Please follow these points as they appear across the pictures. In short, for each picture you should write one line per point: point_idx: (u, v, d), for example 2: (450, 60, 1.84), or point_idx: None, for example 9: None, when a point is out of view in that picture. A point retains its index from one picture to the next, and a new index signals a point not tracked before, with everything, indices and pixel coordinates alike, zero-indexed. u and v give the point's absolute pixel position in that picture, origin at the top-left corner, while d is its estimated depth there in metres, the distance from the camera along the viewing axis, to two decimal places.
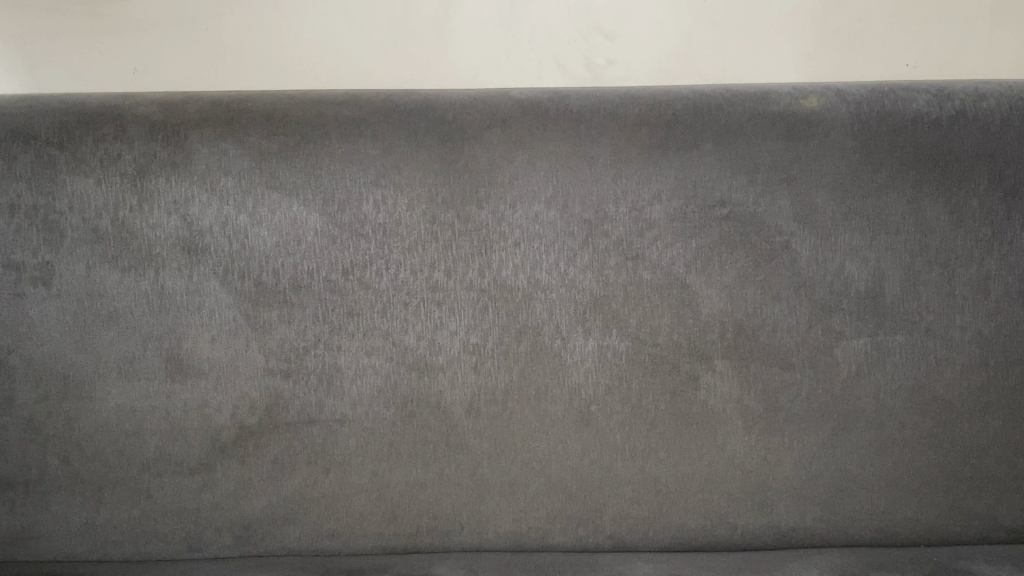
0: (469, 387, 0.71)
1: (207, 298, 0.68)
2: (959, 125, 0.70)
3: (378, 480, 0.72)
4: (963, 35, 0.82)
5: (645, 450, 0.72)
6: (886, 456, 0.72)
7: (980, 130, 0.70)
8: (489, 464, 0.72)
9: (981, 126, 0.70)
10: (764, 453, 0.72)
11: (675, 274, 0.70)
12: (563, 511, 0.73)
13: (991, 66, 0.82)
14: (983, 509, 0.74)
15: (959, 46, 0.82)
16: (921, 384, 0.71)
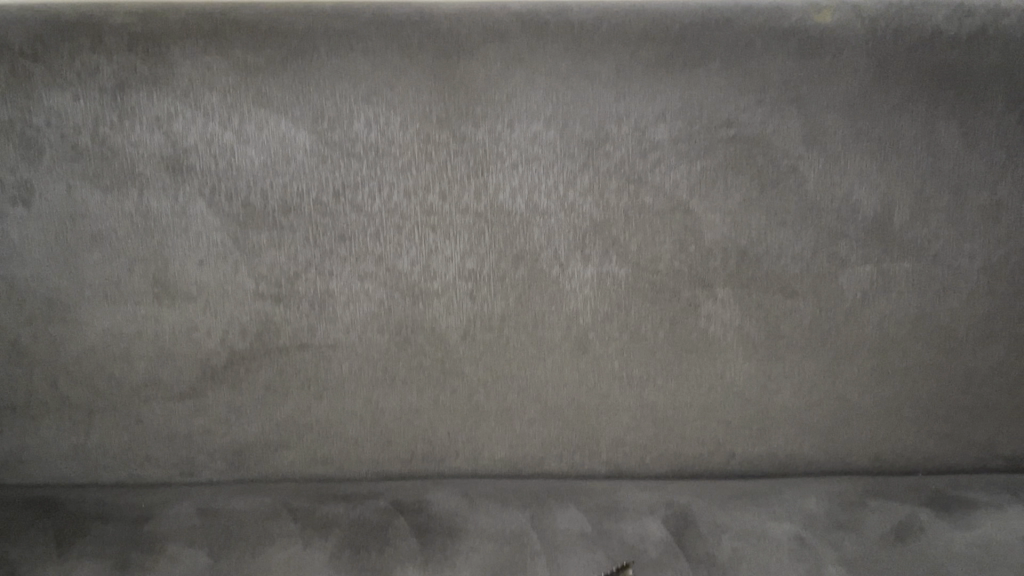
0: (465, 313, 0.69)
1: (194, 220, 0.66)
2: (979, 43, 0.67)
3: (373, 406, 0.71)
4: None
5: (643, 378, 0.71)
6: (886, 384, 0.71)
7: (999, 48, 0.67)
8: (485, 390, 0.71)
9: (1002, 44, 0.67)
10: (763, 381, 0.71)
11: (678, 198, 0.67)
12: (559, 438, 0.73)
13: None
14: (981, 438, 0.73)
15: None
16: (925, 313, 0.70)
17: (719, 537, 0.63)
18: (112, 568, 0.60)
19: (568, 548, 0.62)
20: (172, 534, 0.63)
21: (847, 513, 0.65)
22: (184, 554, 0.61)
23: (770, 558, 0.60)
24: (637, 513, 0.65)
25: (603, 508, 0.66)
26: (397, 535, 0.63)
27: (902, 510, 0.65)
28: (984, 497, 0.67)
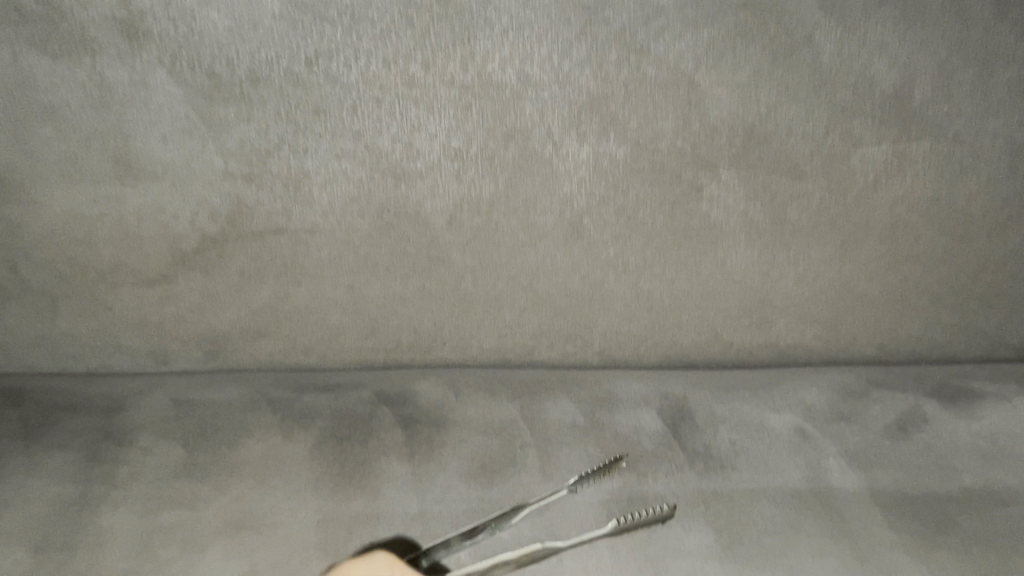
0: (451, 196, 0.64)
1: (156, 94, 0.59)
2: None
3: (355, 294, 0.67)
4: None
5: (640, 265, 0.67)
6: (894, 273, 0.68)
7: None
8: (473, 277, 0.67)
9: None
10: (766, 269, 0.68)
11: (681, 71, 0.60)
12: (552, 328, 0.70)
13: None
14: (990, 326, 0.71)
15: None
16: (942, 196, 0.65)
17: (716, 428, 0.60)
18: (82, 459, 0.57)
19: (559, 440, 0.59)
20: (145, 426, 0.60)
21: (850, 405, 0.62)
22: (158, 446, 0.58)
23: (770, 450, 0.58)
24: (632, 405, 0.63)
25: (596, 399, 0.63)
26: (381, 427, 0.60)
27: (906, 401, 0.63)
28: (991, 388, 0.64)
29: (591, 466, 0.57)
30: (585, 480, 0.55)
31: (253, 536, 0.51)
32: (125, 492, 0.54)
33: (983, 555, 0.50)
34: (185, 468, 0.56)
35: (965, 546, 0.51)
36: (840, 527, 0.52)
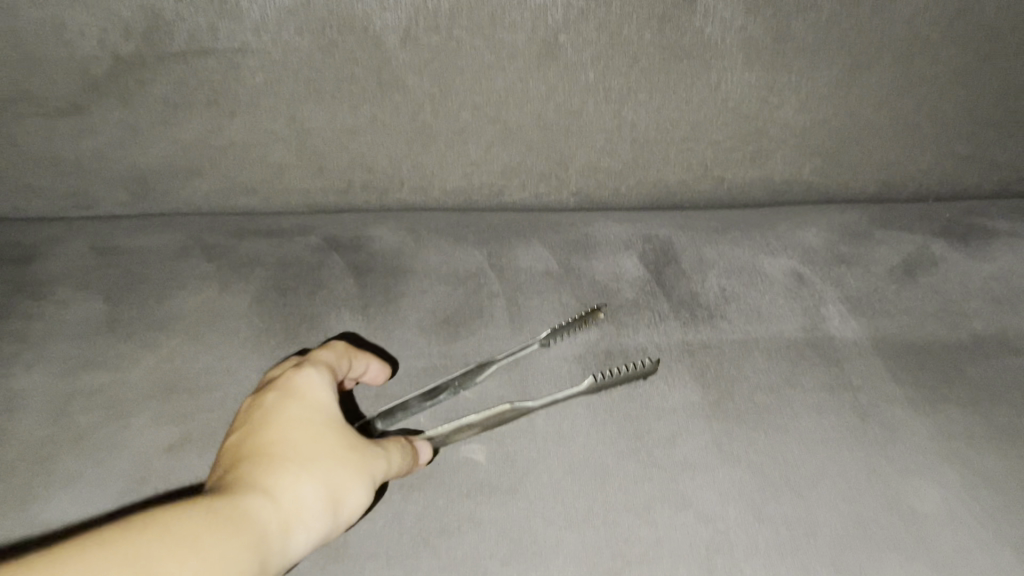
0: (404, 9, 0.54)
1: None
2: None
3: (298, 128, 0.59)
4: None
5: (624, 92, 0.59)
6: (908, 98, 0.61)
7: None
8: (432, 107, 0.59)
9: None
10: (765, 95, 0.60)
11: None
12: (524, 165, 0.62)
13: None
14: (1006, 159, 0.64)
15: None
16: (970, 8, 0.56)
17: (704, 274, 0.54)
18: None
19: (529, 288, 0.53)
20: (62, 276, 0.53)
21: (851, 246, 0.56)
22: (77, 299, 0.51)
23: (763, 296, 0.52)
24: (611, 249, 0.56)
25: (571, 243, 0.57)
26: (330, 276, 0.53)
27: (913, 242, 0.57)
28: (1005, 225, 0.58)
29: (565, 316, 0.52)
30: (558, 334, 0.50)
31: (186, 399, 0.46)
32: (41, 352, 0.48)
33: (993, 408, 0.46)
34: (108, 323, 0.50)
35: (974, 398, 0.46)
36: (839, 380, 0.47)
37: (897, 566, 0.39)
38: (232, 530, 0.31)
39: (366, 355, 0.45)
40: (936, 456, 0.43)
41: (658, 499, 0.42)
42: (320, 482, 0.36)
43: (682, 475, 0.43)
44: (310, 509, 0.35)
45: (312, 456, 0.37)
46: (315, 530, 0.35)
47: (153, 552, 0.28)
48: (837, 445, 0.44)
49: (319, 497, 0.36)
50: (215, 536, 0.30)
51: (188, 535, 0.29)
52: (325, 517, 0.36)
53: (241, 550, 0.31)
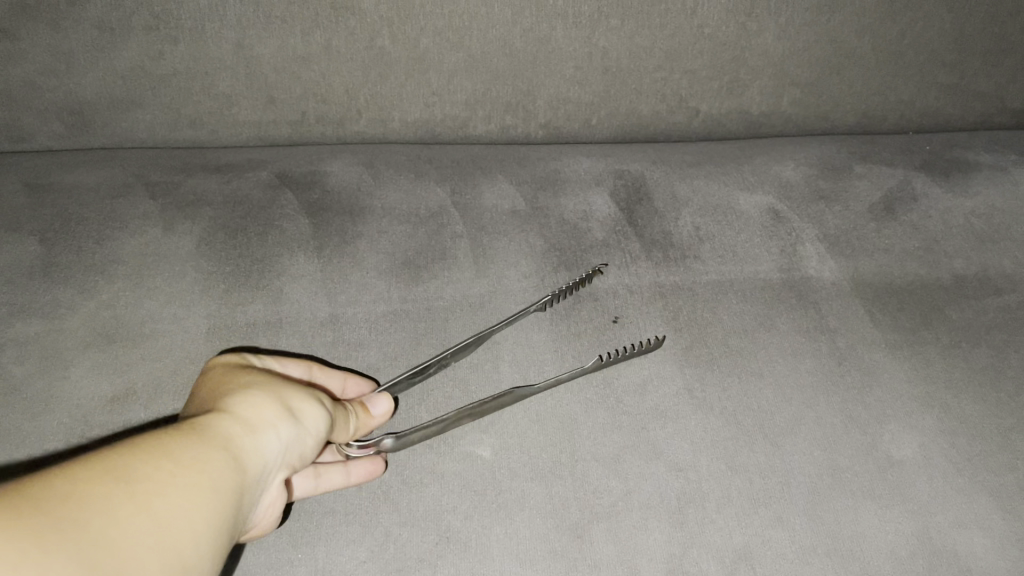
0: None
1: None
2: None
3: (246, 55, 0.55)
4: None
5: (593, 16, 0.56)
6: (892, 24, 0.58)
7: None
8: (390, 33, 0.55)
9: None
10: (743, 20, 0.56)
11: None
12: (488, 96, 0.59)
13: None
14: (990, 90, 0.61)
15: None
16: None
17: (678, 212, 0.52)
18: None
19: (495, 228, 0.51)
20: None
21: (829, 181, 0.54)
22: (8, 242, 0.48)
23: (739, 236, 0.50)
24: (580, 186, 0.54)
25: (539, 180, 0.54)
26: (283, 215, 0.50)
27: (893, 177, 0.55)
28: (987, 159, 0.56)
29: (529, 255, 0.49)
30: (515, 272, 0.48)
31: (129, 349, 0.43)
32: None
33: (973, 348, 0.44)
34: (43, 268, 0.47)
35: (952, 339, 0.45)
36: (816, 323, 0.45)
37: (871, 514, 0.38)
38: (197, 446, 0.30)
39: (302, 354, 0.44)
40: (913, 401, 0.42)
41: (628, 449, 0.40)
42: (262, 396, 0.35)
43: (652, 424, 0.41)
44: (265, 414, 0.34)
45: (257, 386, 0.36)
46: (284, 431, 0.35)
47: (115, 470, 0.27)
48: (812, 391, 0.42)
49: (269, 404, 0.35)
50: (175, 447, 0.29)
51: (142, 453, 0.28)
52: (287, 420, 0.35)
53: (208, 457, 0.30)
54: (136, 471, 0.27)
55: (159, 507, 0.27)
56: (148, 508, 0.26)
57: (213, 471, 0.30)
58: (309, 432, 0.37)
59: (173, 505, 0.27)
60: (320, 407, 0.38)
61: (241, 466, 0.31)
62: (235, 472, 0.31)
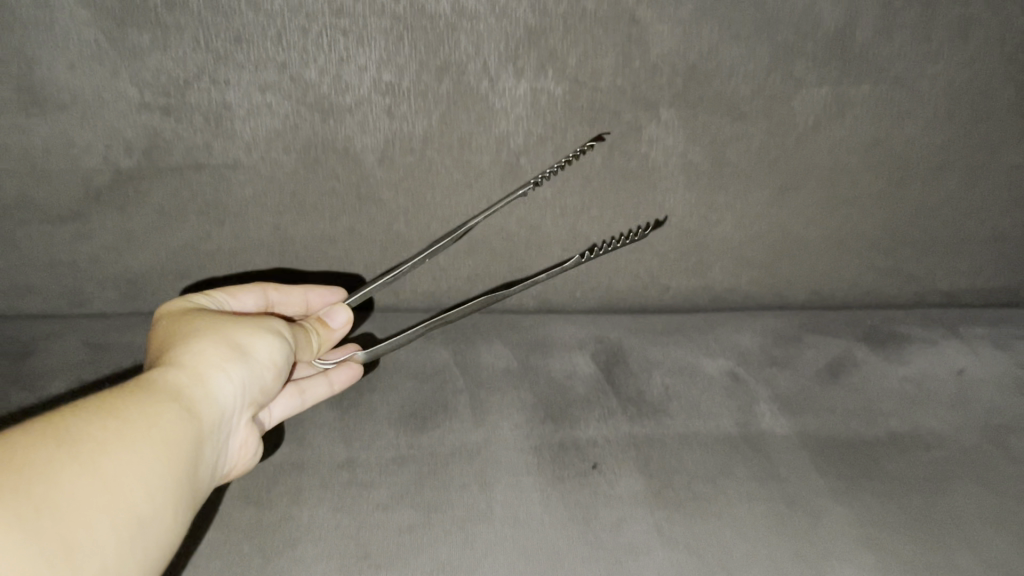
0: (382, 133, 0.61)
1: (59, 14, 0.54)
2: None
3: (280, 236, 0.65)
4: None
5: (577, 207, 0.66)
6: (832, 218, 0.68)
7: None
8: (405, 219, 0.65)
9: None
10: (705, 212, 0.67)
11: (624, 5, 0.57)
12: (488, 273, 0.68)
13: None
14: (921, 273, 0.71)
15: None
16: (880, 140, 0.65)
17: (649, 373, 0.60)
18: None
19: (491, 385, 0.58)
20: None
21: (781, 349, 0.62)
22: None
23: (703, 395, 0.58)
24: (566, 349, 0.62)
25: (529, 344, 0.62)
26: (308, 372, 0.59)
27: (837, 346, 0.63)
28: (919, 332, 0.65)
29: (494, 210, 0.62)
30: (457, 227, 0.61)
31: None
32: None
33: (905, 495, 0.51)
34: None
35: (887, 487, 0.51)
36: (767, 471, 0.52)
37: None
38: (147, 404, 0.43)
39: (252, 291, 0.58)
40: (853, 541, 0.48)
41: None
42: (215, 342, 0.49)
43: (625, 557, 0.47)
44: (214, 360, 0.48)
45: (210, 335, 0.49)
46: (234, 371, 0.48)
47: (65, 438, 0.38)
48: (764, 529, 0.49)
49: (220, 350, 0.48)
50: (124, 409, 0.41)
51: (94, 421, 0.40)
52: (237, 361, 0.49)
53: (155, 411, 0.43)
54: (88, 434, 0.39)
55: (106, 464, 0.39)
56: (98, 469, 0.38)
57: (158, 422, 0.42)
58: (259, 364, 0.50)
59: (119, 460, 0.39)
60: (268, 344, 0.52)
61: (191, 410, 0.45)
62: (185, 417, 0.44)
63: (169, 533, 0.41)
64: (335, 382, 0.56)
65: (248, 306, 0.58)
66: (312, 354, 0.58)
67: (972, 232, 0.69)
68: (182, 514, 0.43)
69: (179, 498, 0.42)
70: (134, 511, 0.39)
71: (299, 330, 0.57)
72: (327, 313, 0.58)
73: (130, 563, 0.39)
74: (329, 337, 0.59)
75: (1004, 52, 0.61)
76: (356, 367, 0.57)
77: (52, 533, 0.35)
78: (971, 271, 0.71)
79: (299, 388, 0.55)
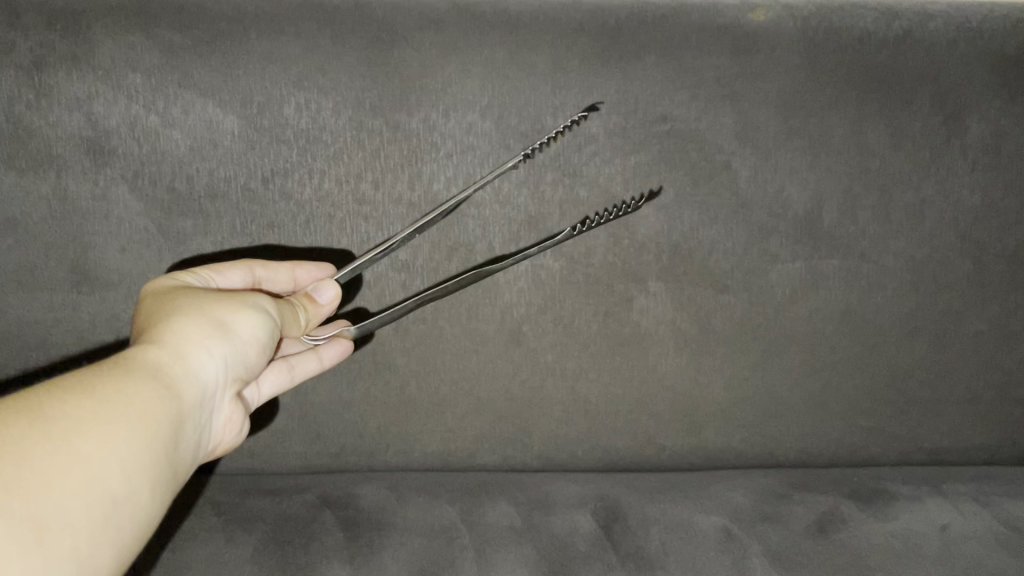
0: (397, 305, 0.67)
1: (115, 206, 0.63)
2: (924, 32, 0.65)
3: (301, 400, 0.69)
4: None
5: (576, 370, 0.71)
6: (814, 380, 0.73)
7: (946, 39, 0.65)
8: (416, 383, 0.70)
9: (949, 33, 0.65)
10: (695, 374, 0.72)
11: (613, 192, 0.66)
12: (493, 433, 0.73)
13: None
14: (904, 432, 0.75)
15: None
16: (852, 309, 0.70)
17: (647, 529, 0.63)
18: None
19: (496, 543, 0.62)
20: None
21: (772, 506, 0.65)
22: None
23: (698, 551, 0.61)
24: (567, 506, 0.65)
25: (532, 502, 0.66)
26: (322, 530, 0.62)
27: (825, 502, 0.66)
28: (904, 489, 0.68)
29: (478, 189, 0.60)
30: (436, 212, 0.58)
31: None
32: None
33: None
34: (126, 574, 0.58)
35: None
36: None
37: None
38: (124, 382, 0.43)
39: (238, 267, 0.58)
40: None
41: None
42: (199, 320, 0.50)
43: None
44: (196, 339, 0.49)
45: (194, 314, 0.50)
46: (215, 350, 0.49)
47: (40, 414, 0.38)
48: None
49: (203, 329, 0.49)
50: (102, 388, 0.42)
51: (71, 400, 0.40)
52: (218, 339, 0.50)
53: (134, 390, 0.43)
54: (64, 411, 0.39)
55: (82, 442, 0.38)
56: (73, 446, 0.38)
57: (137, 400, 0.42)
58: (241, 345, 0.52)
59: (95, 439, 0.39)
60: (252, 322, 0.53)
61: (172, 388, 0.45)
62: (166, 395, 0.44)
63: (145, 513, 0.41)
64: (326, 358, 0.62)
65: (235, 283, 0.58)
66: (301, 330, 0.58)
67: (946, 393, 0.73)
68: (159, 492, 0.43)
69: (155, 479, 0.42)
70: (111, 489, 0.39)
71: (286, 305, 0.57)
72: (314, 288, 0.58)
73: (104, 542, 0.38)
74: (318, 314, 0.59)
75: (957, 231, 0.69)
76: (346, 342, 0.63)
77: (28, 513, 0.35)
78: (950, 430, 0.75)
79: (290, 365, 0.61)
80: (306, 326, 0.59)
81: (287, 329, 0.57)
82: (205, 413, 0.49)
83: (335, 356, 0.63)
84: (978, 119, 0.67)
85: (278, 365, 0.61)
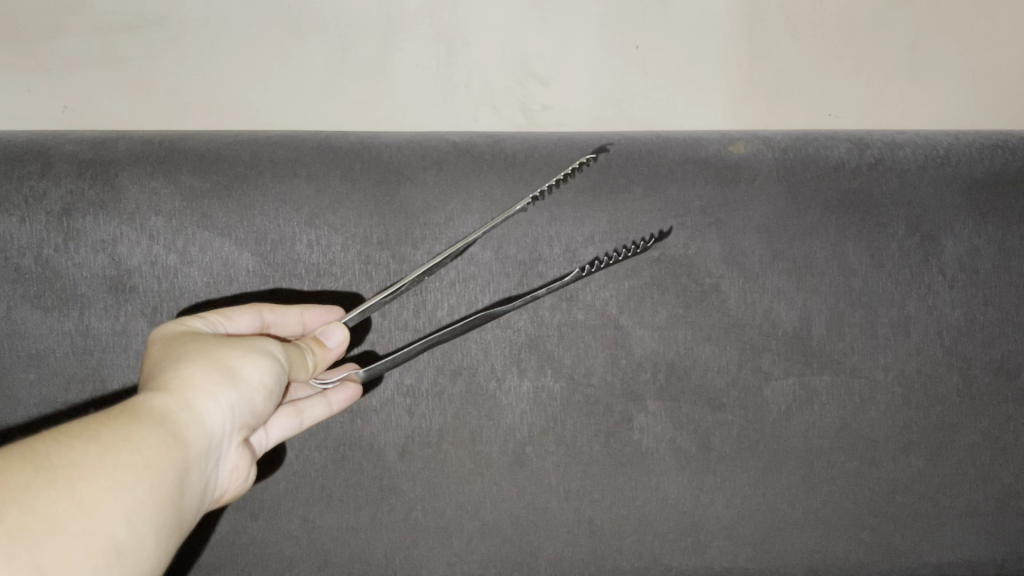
0: (403, 430, 0.69)
1: (133, 340, 0.66)
2: (894, 159, 0.70)
3: (308, 525, 0.71)
4: (910, 87, 0.78)
5: (579, 491, 0.72)
6: (816, 495, 0.73)
7: (915, 165, 0.70)
8: (422, 507, 0.71)
9: (918, 160, 0.70)
10: (697, 492, 0.73)
11: (608, 314, 0.69)
12: (499, 556, 0.73)
13: (932, 117, 0.79)
14: (911, 547, 0.75)
15: (906, 100, 0.78)
16: (847, 423, 0.72)
17: None
18: None
19: None
20: None
21: None
22: None
23: None
24: None
25: None
26: None
27: None
28: None
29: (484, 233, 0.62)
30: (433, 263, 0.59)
31: None
32: None
33: None
34: None
35: None
36: None
37: None
38: (131, 430, 0.42)
39: (247, 311, 0.58)
40: None
41: None
42: (206, 368, 0.49)
43: None
44: (204, 387, 0.48)
45: (202, 361, 0.50)
46: (223, 396, 0.49)
47: (43, 463, 0.37)
48: None
49: (210, 376, 0.49)
50: (107, 436, 0.41)
51: (76, 446, 0.39)
52: (226, 388, 0.49)
53: (139, 437, 0.42)
54: (69, 460, 0.38)
55: (85, 490, 0.37)
56: (76, 496, 0.37)
57: (142, 448, 0.41)
58: (249, 391, 0.51)
59: (100, 487, 0.38)
60: (260, 366, 0.52)
61: (179, 434, 0.44)
62: (172, 442, 0.44)
63: (150, 561, 0.40)
64: (333, 403, 0.63)
65: (244, 328, 0.59)
66: (309, 373, 0.58)
67: (947, 506, 0.74)
68: (165, 542, 0.41)
69: (161, 528, 0.41)
70: (116, 537, 0.38)
71: (294, 348, 0.57)
72: (322, 331, 0.59)
73: None
74: (326, 357, 0.59)
75: (943, 345, 0.71)
76: (353, 385, 0.63)
77: (27, 563, 0.33)
78: (955, 544, 0.75)
79: (296, 410, 0.62)
80: (315, 371, 0.58)
81: (295, 372, 0.57)
82: (212, 461, 0.48)
83: (342, 400, 0.64)
84: (953, 239, 0.70)
85: (287, 409, 0.61)
